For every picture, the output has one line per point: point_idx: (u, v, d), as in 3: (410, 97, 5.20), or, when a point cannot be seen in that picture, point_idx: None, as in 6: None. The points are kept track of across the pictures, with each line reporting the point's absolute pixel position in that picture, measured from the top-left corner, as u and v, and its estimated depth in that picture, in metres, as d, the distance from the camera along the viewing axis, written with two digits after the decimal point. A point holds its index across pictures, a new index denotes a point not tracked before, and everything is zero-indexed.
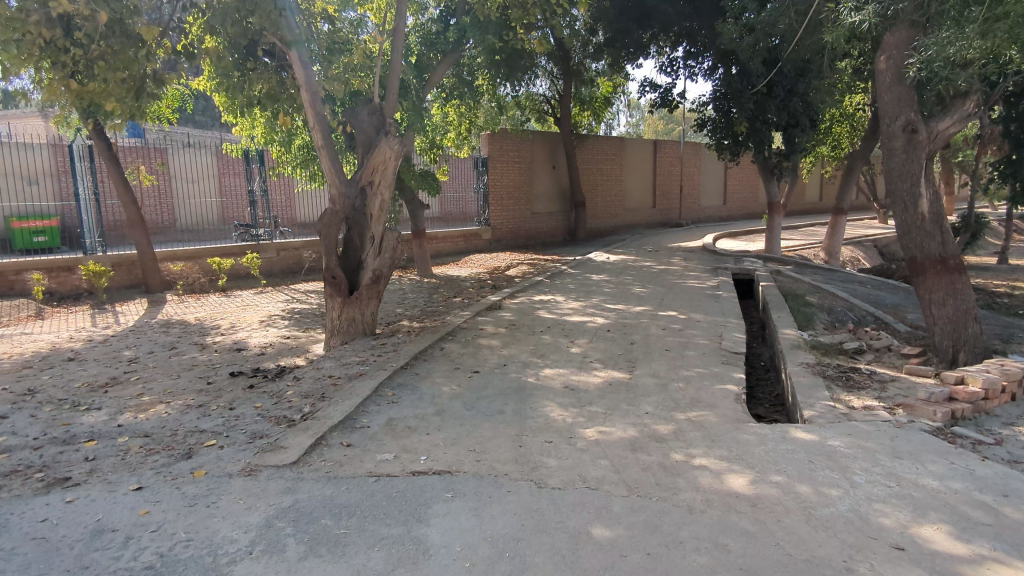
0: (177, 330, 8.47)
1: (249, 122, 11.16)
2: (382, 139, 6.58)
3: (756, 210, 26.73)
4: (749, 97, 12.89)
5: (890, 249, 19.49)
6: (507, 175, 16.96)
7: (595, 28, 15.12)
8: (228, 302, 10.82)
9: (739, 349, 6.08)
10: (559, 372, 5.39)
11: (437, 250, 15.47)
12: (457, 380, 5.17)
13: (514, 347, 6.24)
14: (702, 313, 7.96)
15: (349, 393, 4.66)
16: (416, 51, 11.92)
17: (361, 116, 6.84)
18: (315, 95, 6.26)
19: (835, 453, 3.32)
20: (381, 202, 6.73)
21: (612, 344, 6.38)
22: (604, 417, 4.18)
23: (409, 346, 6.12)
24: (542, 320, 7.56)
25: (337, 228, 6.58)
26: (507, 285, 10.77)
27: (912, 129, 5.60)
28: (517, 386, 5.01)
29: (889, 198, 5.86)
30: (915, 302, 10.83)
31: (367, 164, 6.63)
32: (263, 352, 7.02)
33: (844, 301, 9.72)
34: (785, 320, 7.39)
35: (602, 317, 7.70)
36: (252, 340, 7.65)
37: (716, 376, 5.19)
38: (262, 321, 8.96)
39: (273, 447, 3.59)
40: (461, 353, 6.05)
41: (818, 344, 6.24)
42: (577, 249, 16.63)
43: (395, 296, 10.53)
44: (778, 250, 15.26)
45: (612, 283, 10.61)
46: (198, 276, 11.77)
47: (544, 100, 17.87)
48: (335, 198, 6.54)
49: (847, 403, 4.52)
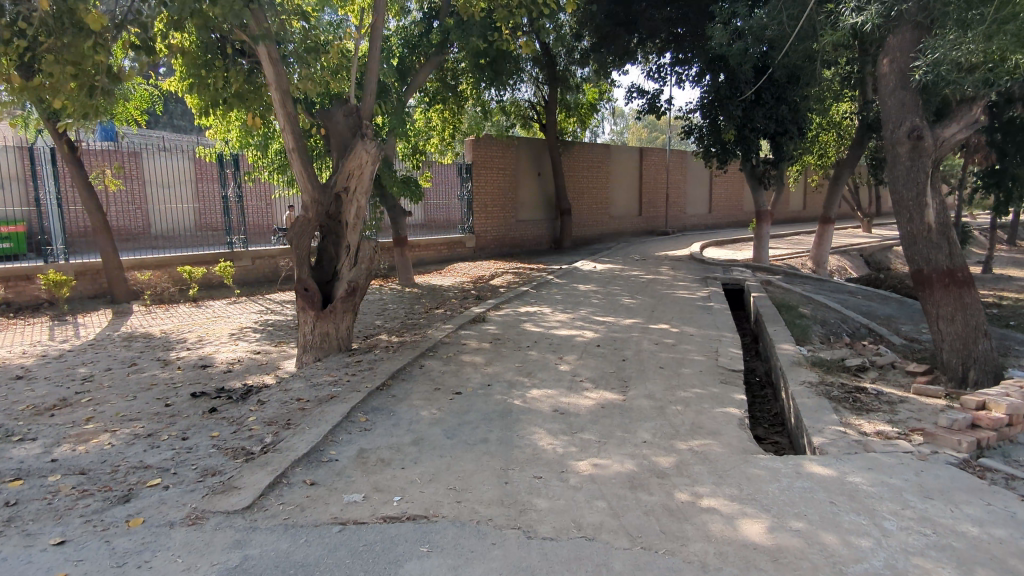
0: (139, 344, 7.97)
1: (222, 125, 10.67)
2: (358, 142, 6.16)
3: (741, 218, 26.65)
4: (738, 105, 12.70)
5: (876, 258, 19.45)
6: (491, 183, 16.62)
7: (581, 33, 14.91)
8: (199, 313, 10.32)
9: (736, 367, 5.74)
10: (548, 394, 5.00)
11: (420, 258, 15.07)
12: (437, 402, 4.77)
13: (499, 364, 5.86)
14: (694, 326, 7.63)
15: (317, 419, 4.23)
16: (398, 53, 11.50)
17: (336, 117, 6.42)
18: (285, 94, 5.83)
19: (859, 493, 2.97)
20: (358, 209, 6.31)
21: (603, 360, 6.02)
22: (599, 447, 3.81)
23: (386, 364, 5.70)
24: (528, 333, 7.18)
25: (309, 237, 6.19)
26: (492, 295, 10.40)
27: (917, 135, 5.30)
28: (503, 409, 4.62)
29: (893, 207, 5.58)
30: (907, 313, 10.64)
31: (342, 168, 6.20)
32: (229, 369, 6.56)
33: (837, 313, 9.48)
34: (782, 333, 7.09)
35: (591, 331, 7.35)
36: (219, 356, 7.18)
37: (716, 398, 4.85)
38: (232, 334, 8.49)
39: (224, 488, 3.16)
40: (443, 371, 5.65)
41: (819, 360, 5.93)
42: (563, 257, 16.32)
43: (374, 307, 10.10)
44: (766, 259, 15.08)
45: (600, 293, 10.28)
46: (167, 286, 11.23)
47: (530, 106, 17.59)
48: (307, 205, 6.13)
49: (858, 428, 4.20)
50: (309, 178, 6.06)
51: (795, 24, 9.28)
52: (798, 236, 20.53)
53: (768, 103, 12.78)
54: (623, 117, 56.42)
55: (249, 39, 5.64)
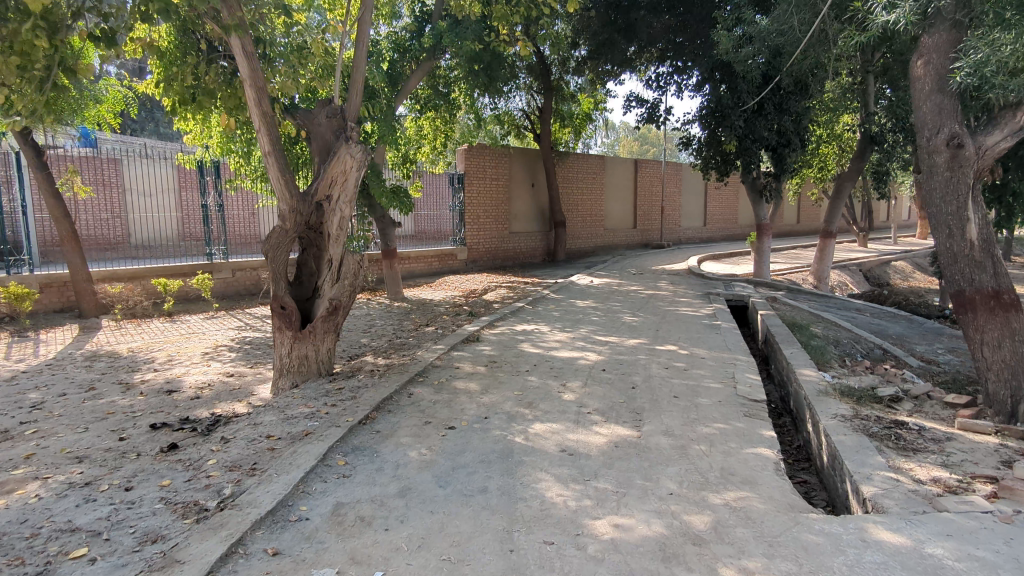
0: (103, 364, 7.30)
1: (201, 129, 10.12)
2: (341, 145, 5.56)
3: (736, 232, 26.31)
4: (740, 115, 12.16)
5: (875, 274, 19.08)
6: (485, 193, 16.11)
7: (577, 42, 14.55)
8: (173, 329, 9.65)
9: (759, 397, 5.19)
10: (552, 429, 4.43)
11: (409, 271, 14.48)
12: (427, 441, 4.18)
13: (497, 393, 5.29)
14: (705, 348, 7.10)
15: (288, 463, 3.64)
16: (388, 57, 10.97)
17: (318, 118, 5.84)
18: (261, 91, 5.22)
19: (946, 572, 2.43)
20: (341, 219, 5.73)
21: (610, 388, 5.47)
22: (618, 501, 3.24)
23: (371, 393, 5.10)
24: (526, 356, 6.63)
25: (287, 250, 5.61)
26: (486, 311, 9.84)
27: (957, 143, 4.83)
28: (503, 449, 4.06)
29: (930, 223, 5.11)
30: (919, 332, 10.18)
31: (324, 174, 5.62)
32: (197, 396, 5.93)
33: (849, 332, 9.00)
34: (800, 357, 6.57)
35: (594, 353, 6.80)
36: (188, 379, 6.54)
37: (744, 435, 4.30)
38: (206, 354, 7.84)
39: (164, 562, 2.56)
40: (434, 401, 5.05)
41: (847, 389, 5.40)
42: (558, 271, 15.80)
43: (360, 323, 9.50)
44: (766, 274, 14.66)
45: (600, 310, 9.76)
46: (140, 299, 10.51)
47: (523, 117, 17.21)
48: (285, 215, 5.54)
49: (911, 474, 3.67)
50: (287, 184, 5.47)
51: (797, 45, 8.90)
52: (795, 250, 20.17)
53: (769, 113, 12.32)
54: (616, 129, 56.39)
55: (220, 29, 5.05)
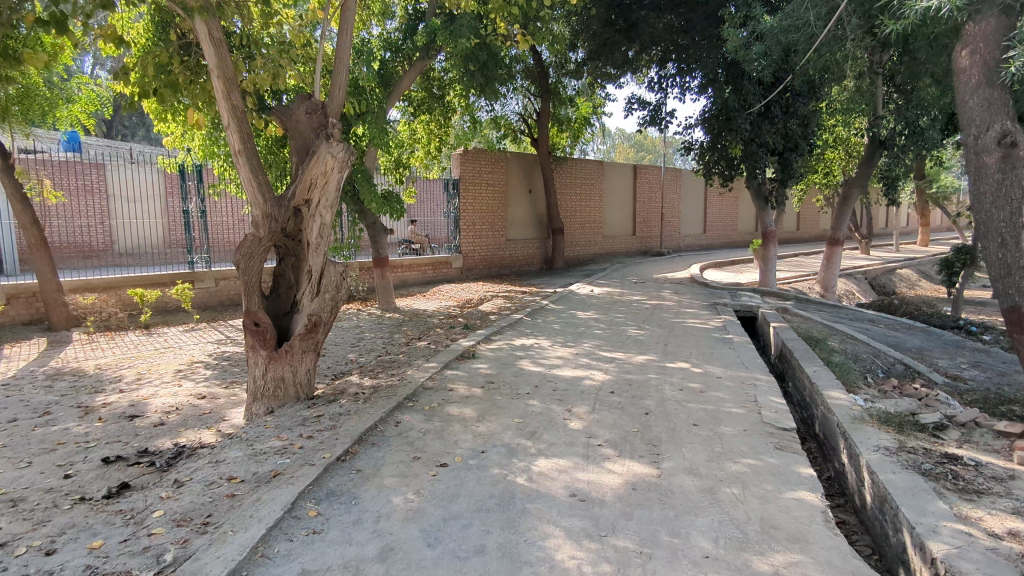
0: (64, 385, 6.68)
1: (181, 130, 9.58)
2: (321, 143, 4.98)
3: (736, 239, 25.88)
4: (747, 117, 11.67)
5: (880, 282, 18.64)
6: (481, 201, 15.53)
7: (575, 44, 14.10)
8: (148, 343, 9.04)
9: (788, 425, 4.63)
10: (559, 466, 3.87)
11: (403, 279, 13.92)
12: (414, 483, 3.61)
13: (495, 420, 4.74)
14: (720, 365, 6.55)
15: (246, 516, 3.07)
16: (380, 56, 10.45)
17: (295, 113, 5.26)
18: (229, 83, 4.64)
19: None
20: (321, 226, 5.16)
21: (620, 414, 4.90)
22: (643, 568, 2.71)
23: (352, 422, 4.52)
24: (526, 375, 6.06)
25: (261, 260, 5.03)
26: (482, 323, 9.29)
27: (1010, 141, 4.30)
28: (504, 493, 3.50)
29: (979, 230, 4.60)
30: (938, 345, 9.65)
31: (302, 176, 5.03)
32: (161, 423, 5.33)
33: (868, 346, 8.48)
34: (826, 376, 6.01)
35: (600, 372, 6.23)
36: (154, 402, 5.95)
37: (779, 474, 3.74)
38: (179, 372, 7.23)
39: None
40: (424, 431, 4.48)
41: (883, 415, 4.84)
42: (557, 279, 15.25)
43: (348, 336, 8.93)
44: (772, 283, 14.15)
45: (603, 322, 9.22)
46: (115, 310, 9.92)
47: (520, 121, 16.76)
48: (258, 221, 4.95)
49: (984, 527, 3.12)
50: (259, 187, 4.88)
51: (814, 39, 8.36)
52: (797, 258, 19.71)
53: (776, 116, 11.95)
54: (613, 136, 56.22)
55: (182, 11, 4.49)
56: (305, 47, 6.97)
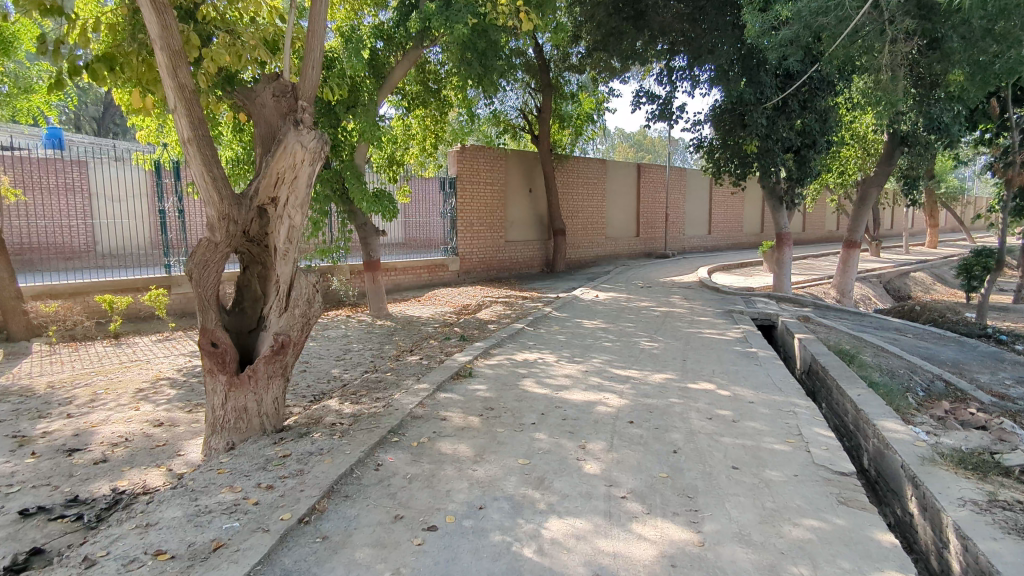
0: (5, 408, 5.87)
1: (155, 123, 8.80)
2: (289, 131, 4.18)
3: (741, 240, 25.02)
4: (762, 113, 10.96)
5: (895, 285, 17.91)
6: (479, 200, 14.74)
7: (579, 35, 13.35)
8: (114, 355, 8.22)
9: (844, 467, 3.88)
10: (577, 530, 3.11)
11: (395, 283, 13.15)
12: (393, 557, 2.85)
13: (496, 460, 3.97)
14: (749, 387, 5.78)
15: None
16: (371, 45, 9.65)
17: (261, 97, 4.48)
18: (175, 58, 3.85)
19: None
20: (290, 229, 4.38)
21: (644, 453, 4.13)
22: None
23: (324, 467, 3.75)
24: (530, 400, 5.27)
25: (219, 268, 4.26)
26: (480, 333, 8.53)
27: None
28: (508, 573, 2.73)
29: None
30: (976, 357, 8.89)
31: (267, 170, 4.24)
32: (103, 459, 4.54)
33: (903, 360, 7.70)
34: (873, 401, 5.23)
35: (614, 395, 5.45)
36: (102, 431, 5.16)
37: (854, 544, 2.97)
38: (140, 391, 6.43)
39: None
40: (409, 477, 3.71)
41: (957, 455, 4.07)
42: (558, 283, 14.46)
43: (333, 348, 8.16)
44: (786, 288, 13.38)
45: (612, 333, 8.45)
46: (81, 319, 9.17)
47: (520, 116, 16.01)
48: (213, 223, 4.16)
49: None
50: (214, 182, 4.08)
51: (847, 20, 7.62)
52: (808, 261, 18.96)
53: (793, 110, 11.21)
54: (612, 136, 55.52)
55: None
56: (272, 25, 6.18)
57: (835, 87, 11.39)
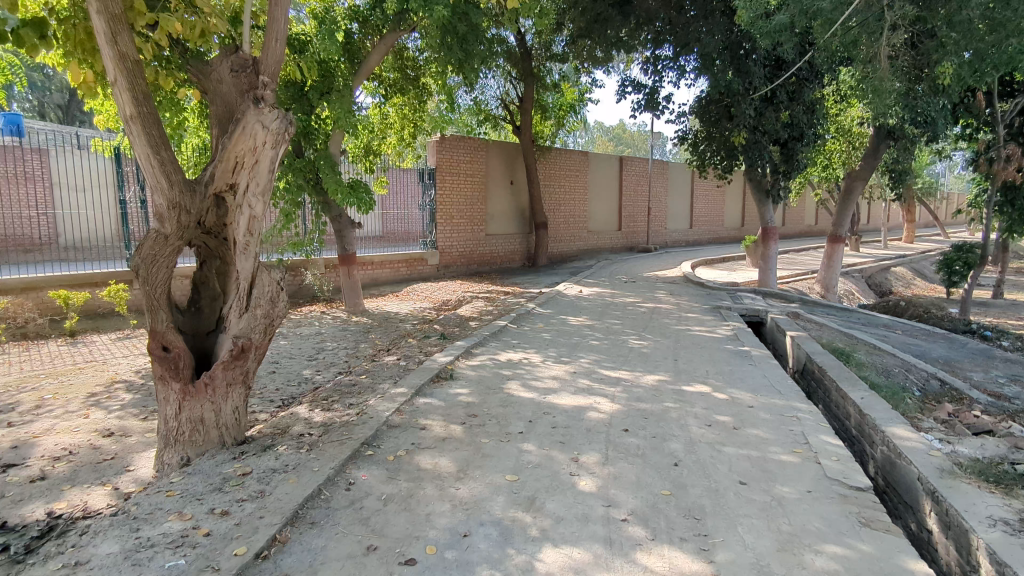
0: None
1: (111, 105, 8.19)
2: (246, 109, 3.73)
3: (722, 234, 24.92)
4: (749, 103, 10.70)
5: (876, 280, 17.90)
6: (459, 192, 14.29)
7: (563, 22, 12.92)
8: (68, 355, 7.66)
9: (860, 481, 3.58)
10: (577, 561, 2.74)
11: (372, 277, 12.66)
12: None
13: (481, 476, 3.59)
14: (747, 389, 5.47)
15: None
16: (345, 28, 9.23)
17: (218, 72, 4.01)
18: (114, 24, 3.38)
19: None
20: (250, 219, 3.95)
21: (643, 466, 3.79)
22: None
23: (288, 488, 3.33)
24: (516, 406, 4.89)
25: (169, 264, 3.79)
26: (461, 330, 8.13)
27: None
28: None
29: None
30: (966, 355, 8.72)
31: (223, 153, 3.78)
32: (41, 476, 4.06)
33: (898, 359, 7.47)
34: (879, 405, 4.94)
35: (605, 400, 5.09)
36: (44, 443, 4.66)
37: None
38: (92, 397, 5.90)
39: None
40: (385, 498, 3.31)
41: (976, 466, 3.79)
42: (541, 278, 14.08)
43: (305, 346, 7.70)
44: (772, 283, 13.18)
45: (599, 330, 8.12)
46: (32, 315, 8.57)
47: (501, 106, 15.55)
48: (162, 213, 3.69)
49: None
50: (162, 166, 3.62)
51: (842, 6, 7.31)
52: (789, 256, 18.86)
53: (782, 101, 10.93)
54: (592, 128, 55.35)
55: None
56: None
57: (823, 78, 11.16)
